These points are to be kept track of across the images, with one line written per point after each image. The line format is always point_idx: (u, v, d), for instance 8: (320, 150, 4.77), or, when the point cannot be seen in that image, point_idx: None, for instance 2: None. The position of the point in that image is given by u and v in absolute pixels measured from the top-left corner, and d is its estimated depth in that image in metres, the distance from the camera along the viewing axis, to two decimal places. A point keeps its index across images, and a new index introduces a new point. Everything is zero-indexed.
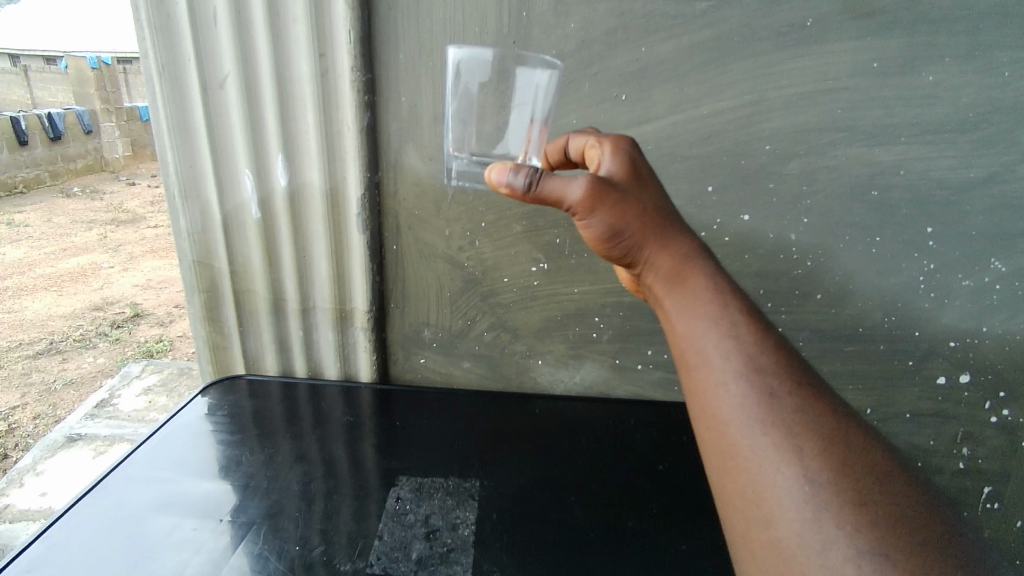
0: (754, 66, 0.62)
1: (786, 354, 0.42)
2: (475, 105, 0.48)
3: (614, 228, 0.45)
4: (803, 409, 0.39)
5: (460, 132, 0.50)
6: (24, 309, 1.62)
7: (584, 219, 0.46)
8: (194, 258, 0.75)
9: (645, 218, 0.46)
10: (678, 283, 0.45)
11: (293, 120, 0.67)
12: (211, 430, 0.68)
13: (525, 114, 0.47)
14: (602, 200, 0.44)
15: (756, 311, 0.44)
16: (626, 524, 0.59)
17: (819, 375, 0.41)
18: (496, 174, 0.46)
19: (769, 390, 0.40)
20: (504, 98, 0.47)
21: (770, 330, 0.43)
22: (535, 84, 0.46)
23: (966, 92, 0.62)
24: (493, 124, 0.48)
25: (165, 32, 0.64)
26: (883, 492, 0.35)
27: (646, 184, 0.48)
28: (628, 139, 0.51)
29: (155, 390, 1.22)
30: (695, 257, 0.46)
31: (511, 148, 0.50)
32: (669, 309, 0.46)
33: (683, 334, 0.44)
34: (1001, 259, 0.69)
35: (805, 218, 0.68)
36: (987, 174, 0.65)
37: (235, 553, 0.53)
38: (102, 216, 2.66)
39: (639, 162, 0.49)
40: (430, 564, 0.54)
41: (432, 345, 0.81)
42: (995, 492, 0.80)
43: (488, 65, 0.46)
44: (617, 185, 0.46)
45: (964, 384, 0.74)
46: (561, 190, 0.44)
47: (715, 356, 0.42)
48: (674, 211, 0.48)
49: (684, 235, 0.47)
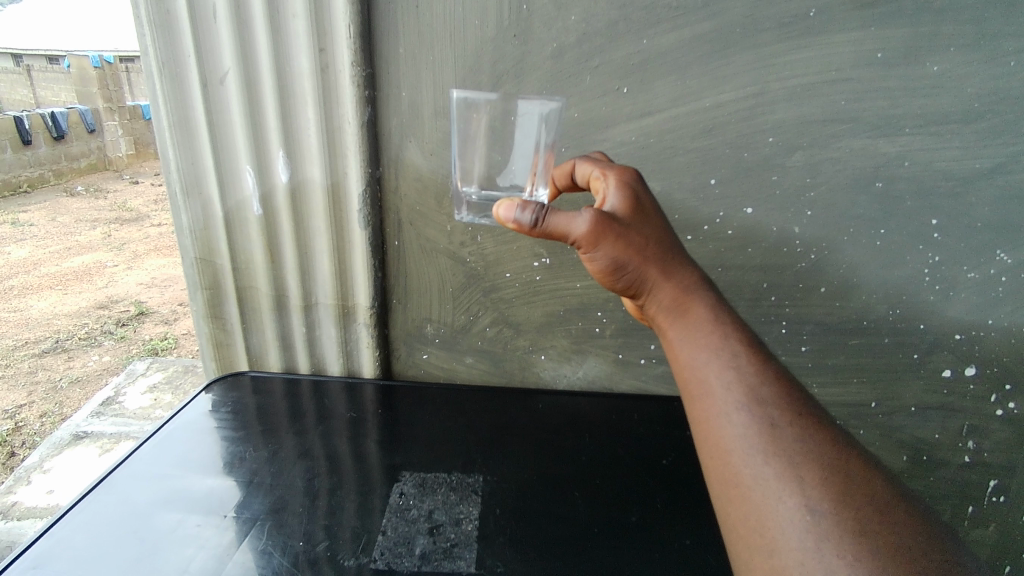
0: (756, 58, 0.61)
1: (787, 384, 0.42)
2: (482, 142, 0.51)
3: (618, 262, 0.46)
4: (803, 438, 0.39)
5: (467, 167, 0.53)
6: (29, 309, 1.62)
7: (587, 253, 0.46)
8: (196, 255, 0.75)
9: (649, 252, 0.46)
10: (679, 313, 0.46)
11: (293, 116, 0.67)
12: (215, 426, 0.69)
13: (529, 144, 0.50)
14: (606, 234, 0.45)
15: (757, 342, 0.44)
16: (629, 518, 0.59)
17: (819, 405, 0.42)
18: (504, 211, 0.47)
19: (770, 420, 0.40)
20: (508, 132, 0.50)
21: (771, 362, 0.43)
22: (540, 117, 0.49)
23: (971, 82, 0.61)
24: (499, 158, 0.51)
25: (164, 28, 0.63)
26: (883, 521, 0.35)
27: (649, 215, 0.48)
28: (633, 173, 0.52)
29: (161, 388, 1.24)
30: (697, 288, 0.47)
31: (518, 177, 0.53)
32: (671, 339, 0.46)
33: (685, 364, 0.45)
34: (1007, 251, 0.68)
35: (808, 211, 0.68)
36: (992, 164, 0.64)
37: (239, 549, 0.53)
38: (106, 215, 2.67)
39: (641, 195, 0.50)
40: (434, 559, 0.53)
41: (435, 341, 0.81)
42: (1001, 485, 0.79)
43: (489, 106, 0.48)
44: (621, 220, 0.47)
45: (969, 376, 0.74)
46: (565, 225, 0.45)
47: (718, 386, 0.42)
48: (676, 242, 0.48)
49: (685, 266, 0.48)
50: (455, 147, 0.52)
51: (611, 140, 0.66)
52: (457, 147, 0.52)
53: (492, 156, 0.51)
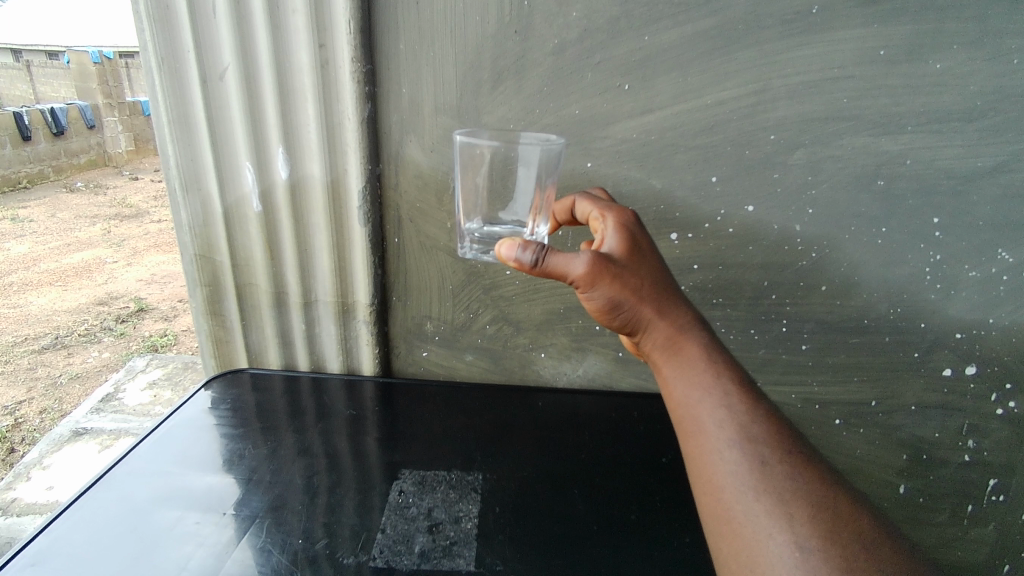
0: (758, 54, 0.61)
1: (776, 423, 0.45)
2: (484, 183, 0.53)
3: (614, 301, 0.48)
4: (792, 476, 0.42)
5: (470, 205, 0.55)
6: (29, 304, 1.60)
7: (585, 291, 0.49)
8: (196, 252, 0.75)
9: (646, 293, 0.49)
10: (674, 350, 0.49)
11: (293, 112, 0.66)
12: (214, 423, 0.69)
13: (529, 184, 0.52)
14: (604, 275, 0.48)
15: (748, 382, 0.47)
16: (629, 516, 0.59)
17: (807, 444, 0.45)
18: (505, 249, 0.49)
19: (761, 458, 0.43)
20: (509, 174, 0.52)
21: (761, 401, 0.46)
22: (538, 158, 0.51)
23: (974, 79, 0.61)
24: (502, 197, 0.53)
25: (163, 23, 0.63)
26: (870, 559, 0.37)
27: (646, 257, 0.51)
28: (631, 214, 0.54)
29: (160, 385, 1.26)
30: (690, 327, 0.49)
31: (521, 214, 0.54)
32: (666, 376, 0.49)
33: (679, 400, 0.47)
34: (1009, 250, 0.67)
35: (810, 208, 0.67)
36: (995, 162, 0.64)
37: (239, 546, 0.53)
38: (106, 211, 2.66)
39: (638, 236, 0.52)
40: (433, 557, 0.53)
41: (435, 338, 0.81)
42: (1001, 484, 0.79)
43: (489, 150, 0.50)
44: (618, 262, 0.49)
45: (969, 375, 0.74)
46: (564, 265, 0.47)
47: (711, 424, 0.45)
48: (671, 283, 0.51)
49: (679, 306, 0.50)
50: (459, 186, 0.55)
51: (613, 137, 0.66)
52: (461, 186, 0.55)
53: (494, 196, 0.53)
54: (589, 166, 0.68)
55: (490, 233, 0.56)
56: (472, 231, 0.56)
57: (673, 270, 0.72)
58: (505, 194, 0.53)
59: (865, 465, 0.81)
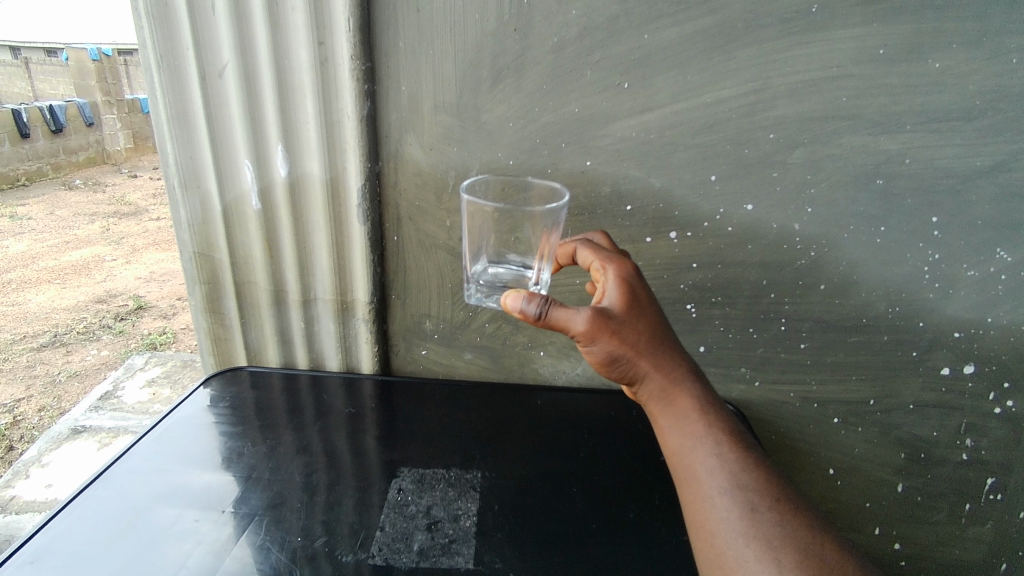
0: (757, 54, 0.61)
1: (766, 471, 0.46)
2: (491, 234, 0.54)
3: (614, 355, 0.47)
4: (780, 523, 0.44)
5: (477, 250, 0.56)
6: (28, 302, 1.61)
7: (584, 345, 0.47)
8: (195, 249, 0.75)
9: (645, 345, 0.48)
10: (670, 402, 0.48)
11: (292, 110, 0.66)
12: (213, 421, 0.69)
13: (535, 235, 0.54)
14: (604, 331, 0.46)
15: (739, 431, 0.48)
16: (627, 514, 0.60)
17: (794, 490, 0.46)
18: (510, 300, 0.47)
19: (752, 505, 0.44)
20: (515, 227, 0.53)
21: (751, 451, 0.47)
22: (542, 217, 0.52)
23: (973, 79, 0.60)
24: (509, 244, 0.55)
25: (162, 20, 0.63)
26: None
27: (646, 309, 0.50)
28: (630, 261, 0.53)
29: (160, 382, 1.25)
30: (687, 378, 0.49)
31: (528, 257, 0.56)
32: (661, 427, 0.49)
33: (673, 449, 0.48)
34: (1007, 249, 0.67)
35: (809, 207, 0.67)
36: (993, 162, 0.64)
37: (237, 544, 0.53)
38: (105, 209, 2.66)
39: (638, 285, 0.51)
40: (432, 555, 0.53)
41: (434, 336, 0.81)
42: (999, 483, 0.79)
43: (494, 213, 0.52)
44: (619, 315, 0.48)
45: (968, 375, 0.74)
46: (565, 320, 0.46)
47: (704, 472, 0.46)
48: (670, 333, 0.50)
49: (677, 356, 0.49)
50: (467, 237, 0.56)
51: (612, 136, 0.66)
52: (468, 236, 0.56)
53: (505, 243, 0.55)
54: (588, 165, 0.68)
55: (495, 275, 0.58)
56: (477, 275, 0.58)
57: (672, 269, 0.72)
58: (513, 243, 0.55)
59: (862, 463, 0.81)
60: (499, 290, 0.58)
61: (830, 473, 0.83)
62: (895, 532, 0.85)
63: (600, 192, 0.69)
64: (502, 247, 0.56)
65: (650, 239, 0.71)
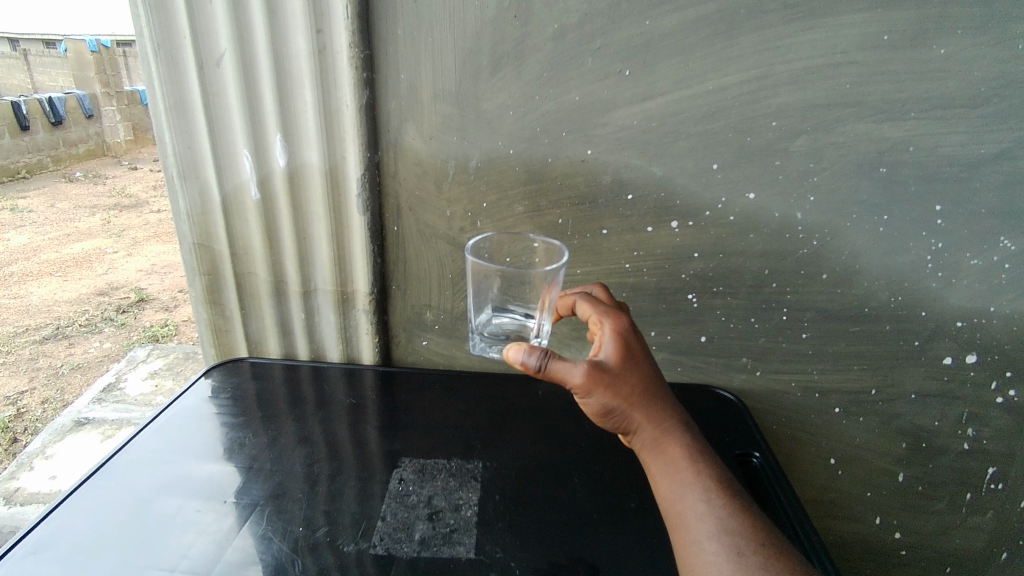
0: (761, 39, 0.60)
1: (753, 516, 0.46)
2: (495, 288, 0.55)
3: (609, 407, 0.48)
4: (766, 567, 0.43)
5: (481, 302, 0.57)
6: (30, 294, 1.61)
7: (581, 397, 0.48)
8: (194, 240, 0.75)
9: (638, 396, 0.48)
10: (660, 451, 0.49)
11: (291, 99, 0.66)
12: (214, 412, 0.69)
13: (539, 288, 0.54)
14: (600, 384, 0.47)
15: (726, 478, 0.48)
16: (628, 503, 0.59)
17: (781, 536, 0.46)
18: (512, 351, 0.47)
19: (738, 549, 0.44)
20: (519, 282, 0.53)
21: (740, 498, 0.47)
22: (546, 274, 0.52)
23: (980, 64, 0.59)
24: (512, 296, 0.55)
25: (158, 9, 0.62)
26: None
27: (640, 361, 0.50)
28: (626, 316, 0.54)
29: (161, 374, 1.27)
30: (677, 428, 0.50)
31: (532, 305, 0.56)
32: (653, 475, 0.49)
33: (663, 495, 0.48)
34: (1011, 237, 0.66)
35: (812, 196, 0.67)
36: (998, 149, 0.63)
37: (240, 534, 0.53)
38: (106, 201, 2.66)
39: (633, 339, 0.52)
40: (433, 544, 0.53)
41: (435, 327, 0.81)
42: (1000, 473, 0.78)
43: (500, 273, 0.53)
44: (614, 367, 0.48)
45: (970, 364, 0.73)
46: (564, 372, 0.46)
47: (693, 517, 0.46)
48: (663, 386, 0.51)
49: (668, 407, 0.50)
50: (471, 288, 0.56)
51: (613, 124, 0.65)
52: (472, 288, 0.56)
53: (508, 292, 0.55)
54: (589, 154, 0.67)
55: (499, 326, 0.58)
56: (481, 325, 0.58)
57: (673, 258, 0.72)
58: (517, 296, 0.55)
59: (864, 453, 0.81)
60: (503, 341, 0.58)
61: (831, 463, 0.83)
62: (896, 522, 0.85)
63: (601, 181, 0.68)
64: (506, 297, 0.56)
65: (651, 228, 0.71)
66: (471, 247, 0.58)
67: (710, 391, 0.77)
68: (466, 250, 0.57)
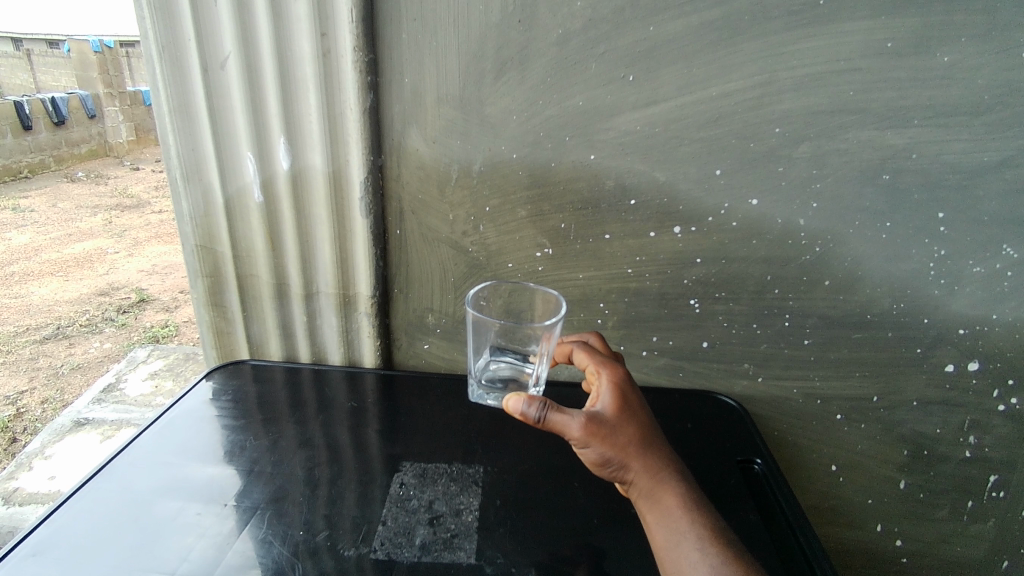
0: (765, 47, 0.60)
1: (747, 565, 0.45)
2: (493, 337, 0.56)
3: (605, 457, 0.49)
4: None
5: (479, 348, 0.58)
6: (31, 294, 1.60)
7: (579, 448, 0.49)
8: (197, 242, 0.75)
9: (634, 445, 0.50)
10: (655, 499, 0.49)
11: (294, 102, 0.66)
12: (216, 414, 0.69)
13: (535, 340, 0.55)
14: (596, 436, 0.48)
15: (721, 527, 0.48)
16: (629, 509, 0.59)
17: None
18: (511, 402, 0.48)
19: None
20: (515, 334, 0.55)
21: (734, 546, 0.47)
22: (541, 329, 0.54)
23: (983, 73, 0.59)
24: (509, 344, 0.57)
25: (163, 11, 0.62)
26: None
27: (636, 412, 0.52)
28: (622, 368, 0.56)
29: (161, 374, 1.28)
30: (672, 477, 0.50)
31: (529, 352, 0.57)
32: (648, 524, 0.49)
33: (659, 544, 0.48)
34: (1013, 245, 0.66)
35: (815, 202, 0.67)
36: (1002, 157, 0.62)
37: (240, 537, 0.53)
38: (107, 200, 2.66)
39: (629, 391, 0.54)
40: (434, 549, 0.53)
41: (436, 330, 0.81)
42: (1001, 481, 0.78)
43: (496, 325, 0.55)
44: (611, 418, 0.50)
45: (973, 371, 0.73)
46: (561, 424, 0.48)
47: (687, 565, 0.46)
48: (658, 435, 0.52)
49: (663, 457, 0.51)
50: (468, 337, 0.58)
51: (617, 129, 0.65)
52: (470, 335, 0.58)
53: (507, 340, 0.56)
54: (591, 159, 0.67)
55: (496, 371, 0.59)
56: (479, 372, 0.60)
57: (675, 264, 0.72)
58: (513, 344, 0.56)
59: (865, 460, 0.81)
60: (499, 389, 0.60)
61: (832, 469, 0.83)
62: (897, 529, 0.85)
63: (604, 186, 0.68)
64: (504, 345, 0.57)
65: (654, 233, 0.70)
66: (471, 295, 0.59)
67: (711, 397, 0.77)
68: (466, 300, 0.59)
